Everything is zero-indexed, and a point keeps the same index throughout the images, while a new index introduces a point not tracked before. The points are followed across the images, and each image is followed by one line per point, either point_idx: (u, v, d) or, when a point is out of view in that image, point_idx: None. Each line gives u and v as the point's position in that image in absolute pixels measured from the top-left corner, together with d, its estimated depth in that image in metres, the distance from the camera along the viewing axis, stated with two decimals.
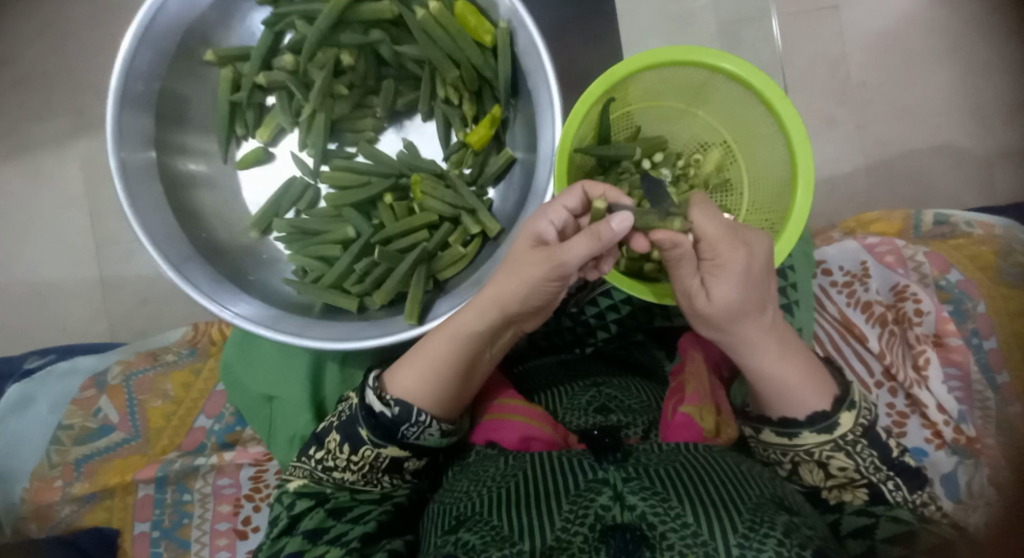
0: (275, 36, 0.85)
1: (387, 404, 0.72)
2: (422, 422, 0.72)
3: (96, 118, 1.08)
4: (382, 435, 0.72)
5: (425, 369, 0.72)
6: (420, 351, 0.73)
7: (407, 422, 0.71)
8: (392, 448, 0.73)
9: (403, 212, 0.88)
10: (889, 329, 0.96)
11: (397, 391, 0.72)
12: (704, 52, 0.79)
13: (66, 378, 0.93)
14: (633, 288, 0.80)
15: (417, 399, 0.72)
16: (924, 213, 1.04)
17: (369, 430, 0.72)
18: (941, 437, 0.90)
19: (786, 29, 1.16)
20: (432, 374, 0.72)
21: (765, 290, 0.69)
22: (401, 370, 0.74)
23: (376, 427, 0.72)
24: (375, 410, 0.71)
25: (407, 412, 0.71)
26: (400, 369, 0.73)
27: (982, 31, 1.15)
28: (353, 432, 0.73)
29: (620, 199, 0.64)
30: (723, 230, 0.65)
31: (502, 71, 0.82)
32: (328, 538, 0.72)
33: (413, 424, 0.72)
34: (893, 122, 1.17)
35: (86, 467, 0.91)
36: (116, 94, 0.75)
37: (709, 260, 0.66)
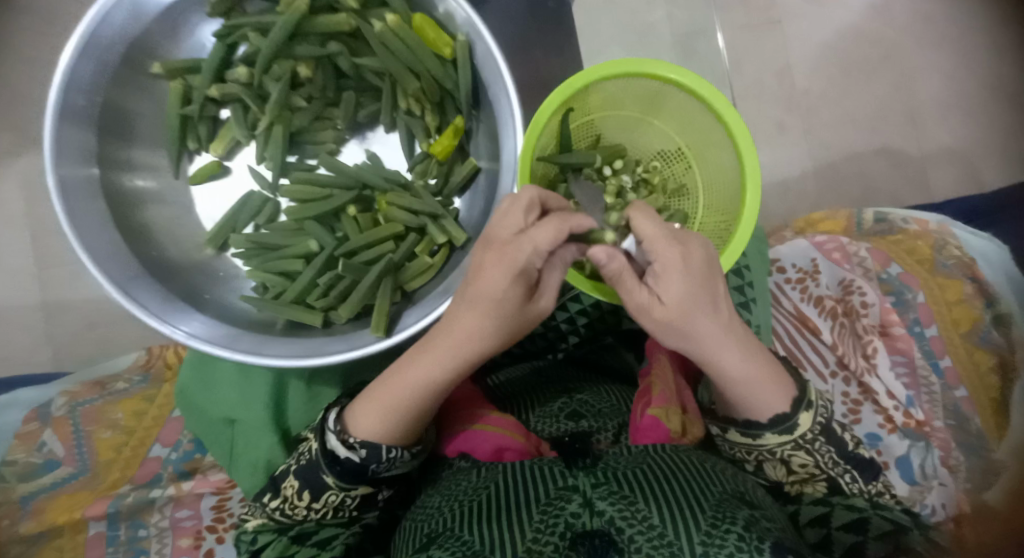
0: (228, 48, 0.83)
1: (352, 448, 0.69)
2: (391, 457, 0.71)
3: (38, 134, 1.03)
4: (348, 478, 0.71)
5: (390, 407, 0.69)
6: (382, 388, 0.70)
7: (376, 461, 0.70)
8: (360, 489, 0.73)
9: (367, 224, 0.86)
10: (840, 321, 1.00)
11: (362, 432, 0.70)
12: (654, 64, 0.82)
13: (4, 411, 0.87)
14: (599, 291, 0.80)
15: (383, 436, 0.70)
16: (864, 213, 1.10)
17: (335, 477, 0.70)
18: (892, 421, 0.94)
19: (733, 41, 1.22)
20: (398, 413, 0.70)
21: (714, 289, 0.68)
22: (361, 408, 0.71)
23: (343, 473, 0.70)
24: (340, 457, 0.69)
25: (375, 453, 0.70)
26: (362, 411, 0.70)
27: (913, 40, 1.23)
28: (316, 480, 0.71)
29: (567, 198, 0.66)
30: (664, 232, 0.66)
31: (464, 82, 0.82)
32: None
33: (381, 462, 0.71)
34: (835, 127, 1.24)
35: (32, 505, 0.85)
36: (54, 108, 0.72)
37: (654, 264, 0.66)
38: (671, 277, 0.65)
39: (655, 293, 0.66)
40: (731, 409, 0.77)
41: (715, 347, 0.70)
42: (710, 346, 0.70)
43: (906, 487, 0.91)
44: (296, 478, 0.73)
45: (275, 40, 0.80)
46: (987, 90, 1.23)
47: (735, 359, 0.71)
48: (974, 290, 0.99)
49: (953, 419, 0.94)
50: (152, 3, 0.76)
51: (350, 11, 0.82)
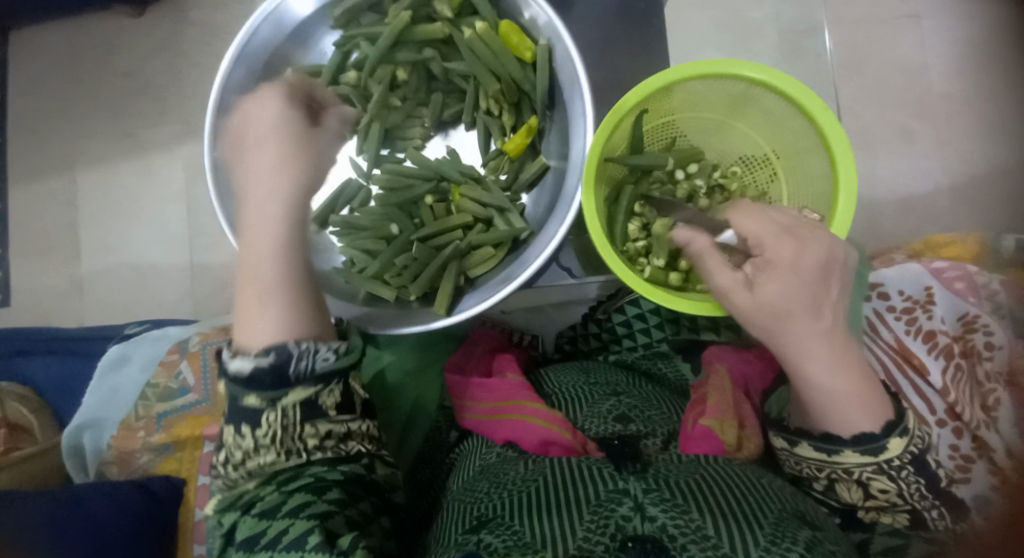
0: (343, 55, 0.96)
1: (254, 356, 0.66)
2: (305, 348, 0.67)
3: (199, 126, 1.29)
4: (271, 385, 0.66)
5: (262, 301, 0.70)
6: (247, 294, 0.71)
7: (291, 362, 0.66)
8: (291, 395, 0.67)
9: (441, 212, 0.95)
10: (955, 362, 0.86)
11: (258, 341, 0.67)
12: (739, 64, 0.78)
13: (155, 343, 1.11)
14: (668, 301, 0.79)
15: (282, 338, 0.67)
16: (1004, 241, 0.94)
17: (256, 393, 0.66)
18: (1011, 485, 0.76)
19: (853, 40, 1.13)
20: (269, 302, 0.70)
21: (820, 291, 0.64)
22: (247, 324, 0.69)
23: (260, 383, 0.66)
24: (248, 368, 0.66)
25: (282, 352, 0.66)
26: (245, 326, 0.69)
27: None
28: (246, 410, 0.67)
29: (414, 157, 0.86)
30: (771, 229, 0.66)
31: (540, 85, 0.87)
32: (265, 544, 0.65)
33: (296, 357, 0.67)
34: (986, 138, 1.09)
35: (165, 421, 1.04)
36: (213, 104, 0.89)
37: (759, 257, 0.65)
38: (771, 268, 0.63)
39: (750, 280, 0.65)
40: (809, 420, 0.70)
41: (808, 351, 0.65)
42: (800, 349, 0.65)
43: None
44: (231, 423, 0.69)
45: (380, 47, 0.91)
46: None
47: (828, 369, 0.65)
48: None
49: None
50: (289, 19, 0.92)
51: (445, 21, 0.91)
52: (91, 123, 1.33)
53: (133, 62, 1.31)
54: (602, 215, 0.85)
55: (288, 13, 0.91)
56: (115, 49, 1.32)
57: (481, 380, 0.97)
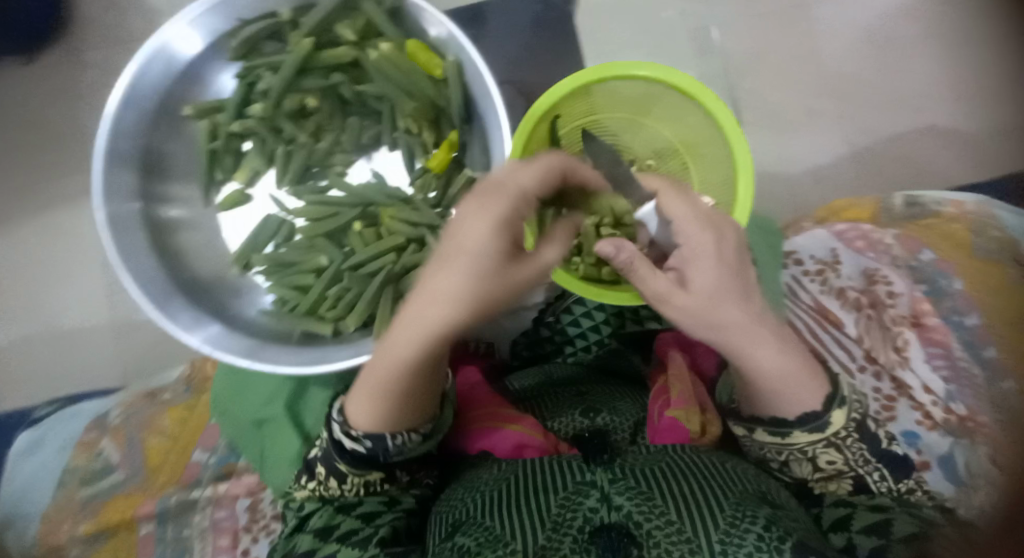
0: (247, 87, 0.92)
1: (359, 439, 0.73)
2: (398, 442, 0.73)
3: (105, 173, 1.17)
4: (361, 464, 0.75)
5: (376, 398, 0.69)
6: (367, 382, 0.70)
7: (384, 451, 0.73)
8: (374, 474, 0.77)
9: (371, 238, 0.91)
10: (865, 314, 0.94)
11: (362, 424, 0.72)
12: (642, 64, 0.84)
13: (73, 418, 1.00)
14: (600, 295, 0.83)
15: (378, 427, 0.71)
16: (893, 199, 1.05)
17: (347, 463, 0.75)
18: (931, 418, 0.85)
19: (748, 32, 1.22)
20: (386, 405, 0.69)
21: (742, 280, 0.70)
22: (354, 402, 0.72)
23: (354, 461, 0.75)
24: (347, 447, 0.73)
25: (377, 444, 0.72)
26: (355, 405, 0.72)
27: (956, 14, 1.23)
28: (333, 465, 0.76)
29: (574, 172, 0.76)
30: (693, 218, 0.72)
31: (455, 98, 0.87)
32: (336, 536, 0.76)
33: (388, 450, 0.74)
34: (878, 108, 1.22)
35: (90, 506, 0.95)
36: (103, 151, 0.82)
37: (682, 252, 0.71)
38: (698, 261, 0.69)
39: (680, 278, 0.69)
40: (758, 407, 0.75)
41: (751, 339, 0.69)
42: (743, 338, 0.69)
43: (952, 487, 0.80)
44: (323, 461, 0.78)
45: (285, 76, 0.88)
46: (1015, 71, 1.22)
47: (770, 356, 0.70)
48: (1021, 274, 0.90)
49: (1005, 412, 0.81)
50: (179, 58, 0.87)
51: (349, 44, 0.90)
52: None
53: (28, 109, 1.19)
54: None
55: (176, 53, 0.86)
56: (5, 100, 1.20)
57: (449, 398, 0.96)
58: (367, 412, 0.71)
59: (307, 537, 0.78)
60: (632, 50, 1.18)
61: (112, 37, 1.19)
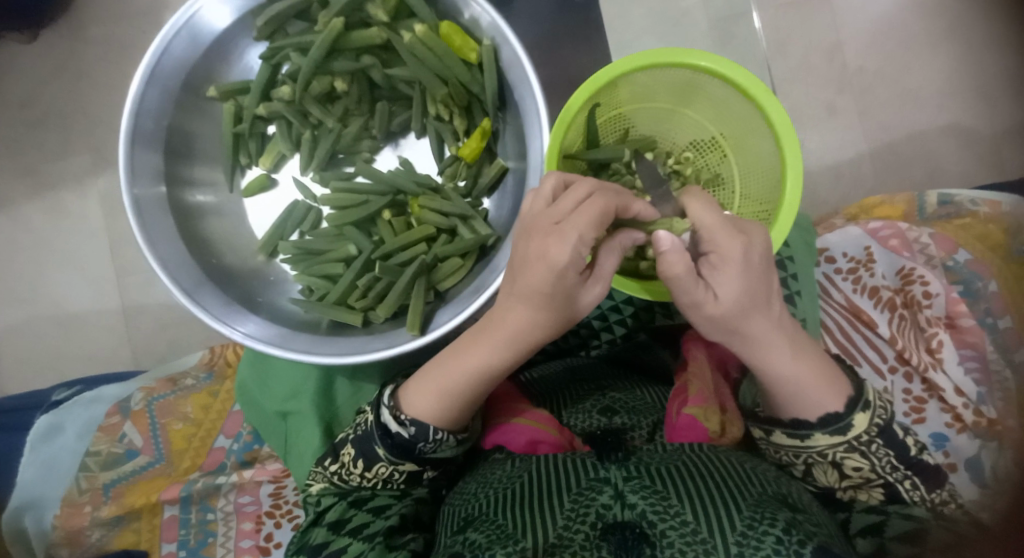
0: (272, 68, 0.89)
1: (403, 424, 0.73)
2: (438, 438, 0.74)
3: (113, 153, 1.16)
4: (398, 453, 0.74)
5: (444, 393, 0.72)
6: (436, 373, 0.73)
7: (424, 440, 0.73)
8: (407, 465, 0.76)
9: (401, 227, 0.91)
10: (899, 313, 0.94)
11: (412, 412, 0.73)
12: (685, 52, 0.80)
13: (92, 405, 0.98)
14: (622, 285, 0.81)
15: (433, 419, 0.73)
16: (927, 196, 1.03)
17: (386, 449, 0.74)
18: (961, 420, 0.88)
19: (776, 23, 1.19)
20: (456, 401, 0.72)
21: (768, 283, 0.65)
22: (414, 389, 0.74)
23: (393, 447, 0.74)
24: (391, 430, 0.73)
25: (423, 432, 0.72)
26: (415, 395, 0.73)
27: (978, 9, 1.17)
28: (370, 450, 0.75)
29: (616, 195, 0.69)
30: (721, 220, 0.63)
31: (489, 86, 0.85)
32: (349, 529, 0.76)
33: (429, 442, 0.73)
34: (897, 105, 1.20)
35: (113, 490, 0.95)
36: (127, 133, 0.80)
37: (710, 256, 0.62)
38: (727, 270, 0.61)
39: (711, 288, 0.62)
40: (777, 409, 0.73)
41: (766, 347, 0.67)
42: (759, 345, 0.66)
43: (977, 490, 0.84)
44: (354, 447, 0.78)
45: (313, 58, 0.85)
46: None
47: (788, 362, 0.68)
48: None
49: None
50: (206, 33, 0.83)
51: (381, 25, 0.86)
52: None
53: (30, 88, 1.16)
54: None
55: (205, 24, 0.82)
56: (9, 79, 1.16)
57: None
58: (427, 403, 0.73)
59: (321, 529, 0.77)
60: (644, 42, 1.17)
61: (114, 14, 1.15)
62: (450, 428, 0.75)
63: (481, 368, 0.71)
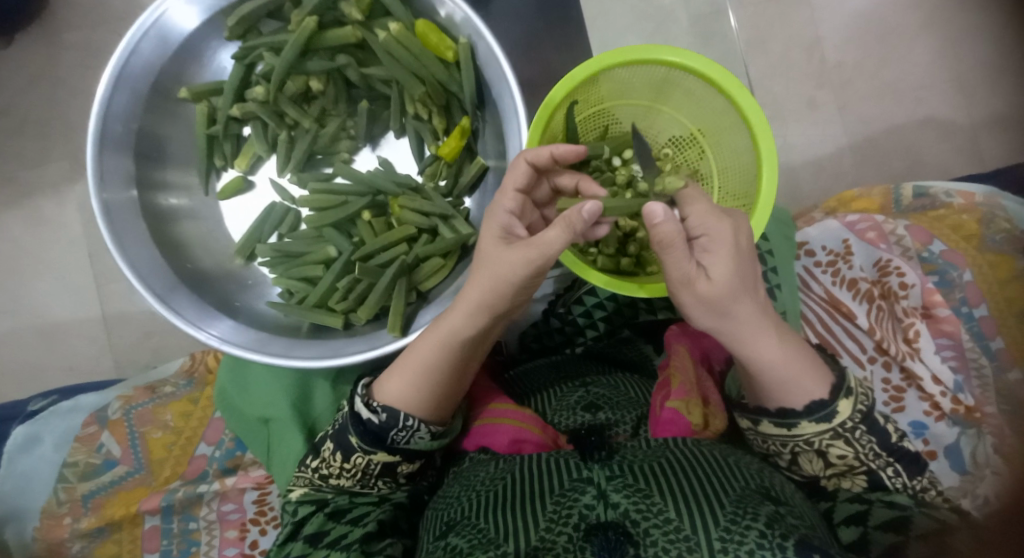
0: (246, 69, 0.87)
1: (375, 411, 0.72)
2: (410, 426, 0.72)
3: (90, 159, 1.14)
4: (370, 441, 0.72)
5: (417, 375, 0.73)
6: (409, 358, 0.74)
7: (395, 427, 0.72)
8: (380, 453, 0.73)
9: (382, 227, 0.89)
10: (877, 304, 0.96)
11: (385, 399, 0.73)
12: (657, 49, 0.80)
13: (68, 416, 0.96)
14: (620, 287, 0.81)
15: (411, 404, 0.73)
16: (903, 188, 1.05)
17: (358, 437, 0.72)
18: (940, 408, 0.90)
19: (755, 20, 1.20)
20: (428, 380, 0.73)
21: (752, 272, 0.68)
22: (391, 375, 0.75)
23: (365, 434, 0.72)
24: (362, 417, 0.72)
25: (393, 418, 0.71)
26: (388, 379, 0.74)
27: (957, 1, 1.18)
28: (345, 441, 0.74)
29: (591, 188, 0.76)
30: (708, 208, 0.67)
31: (466, 84, 0.84)
32: (327, 542, 0.74)
33: (401, 430, 0.72)
34: (875, 99, 1.21)
35: (92, 502, 0.93)
36: (95, 137, 0.78)
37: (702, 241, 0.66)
38: (718, 248, 0.64)
39: (703, 266, 0.65)
40: (762, 397, 0.73)
41: (754, 332, 0.68)
42: (748, 331, 0.68)
43: (956, 477, 0.87)
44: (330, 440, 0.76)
45: (286, 58, 0.83)
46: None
47: (773, 347, 0.69)
48: None
49: (1010, 404, 0.87)
50: (175, 34, 0.82)
51: (355, 24, 0.85)
52: None
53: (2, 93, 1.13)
54: None
55: (172, 26, 0.80)
56: None
57: None
58: (403, 388, 0.73)
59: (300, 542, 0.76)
60: (626, 41, 1.17)
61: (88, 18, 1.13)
62: (427, 418, 0.74)
63: (447, 338, 0.72)
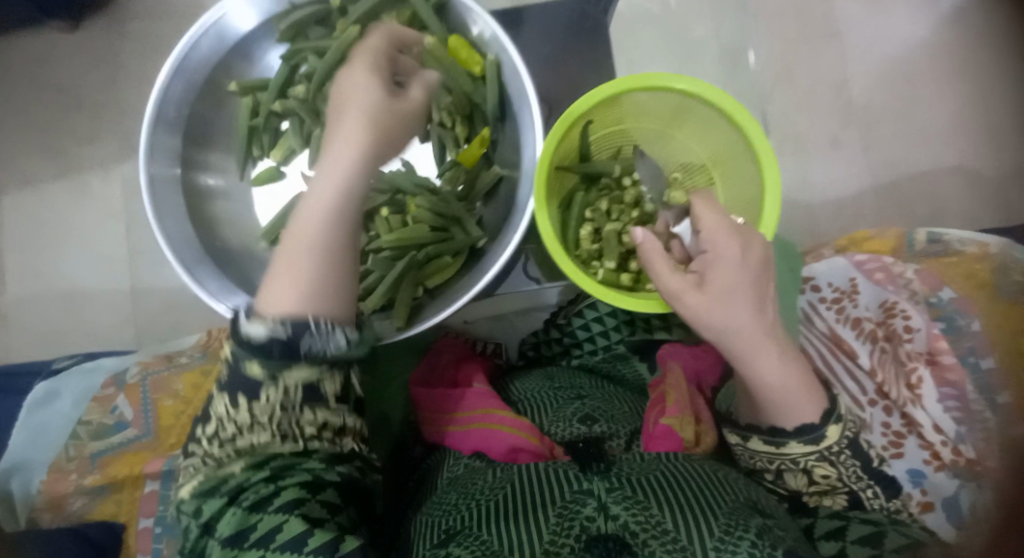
0: (291, 69, 0.95)
1: (268, 326, 0.58)
2: (325, 328, 0.59)
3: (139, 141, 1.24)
4: (280, 358, 0.58)
5: (311, 272, 0.62)
6: (294, 259, 0.63)
7: (308, 332, 0.58)
8: (297, 370, 0.59)
9: (397, 225, 0.94)
10: (879, 346, 0.97)
11: (278, 310, 0.60)
12: (672, 77, 0.83)
13: (90, 375, 1.04)
14: (628, 302, 0.82)
15: (308, 312, 0.60)
16: (916, 233, 1.05)
17: (259, 364, 0.58)
18: (940, 459, 0.87)
19: (783, 59, 1.26)
20: (322, 275, 0.62)
21: (761, 288, 0.70)
22: (276, 287, 0.62)
23: (269, 358, 0.58)
24: (256, 339, 0.57)
25: (303, 325, 0.58)
26: (273, 292, 0.61)
27: (990, 51, 1.21)
28: (244, 375, 0.59)
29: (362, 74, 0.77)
30: (725, 227, 0.72)
31: (491, 97, 0.90)
32: (255, 541, 0.57)
33: (315, 333, 0.59)
34: (902, 141, 1.24)
35: (99, 460, 0.97)
36: (150, 117, 0.85)
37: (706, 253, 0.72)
38: (719, 263, 0.70)
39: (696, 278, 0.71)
40: (757, 415, 0.75)
41: (756, 348, 0.69)
42: (747, 346, 0.69)
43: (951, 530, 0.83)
44: (225, 393, 0.61)
45: (329, 60, 0.91)
46: None
47: (774, 366, 0.70)
48: None
49: None
50: (232, 34, 0.90)
51: None
52: (25, 140, 1.25)
53: (69, 75, 1.24)
54: (556, 225, 0.89)
55: (231, 27, 0.89)
56: (52, 64, 1.25)
57: (446, 392, 0.96)
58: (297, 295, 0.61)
59: (215, 546, 0.58)
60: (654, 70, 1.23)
61: (154, 14, 1.25)
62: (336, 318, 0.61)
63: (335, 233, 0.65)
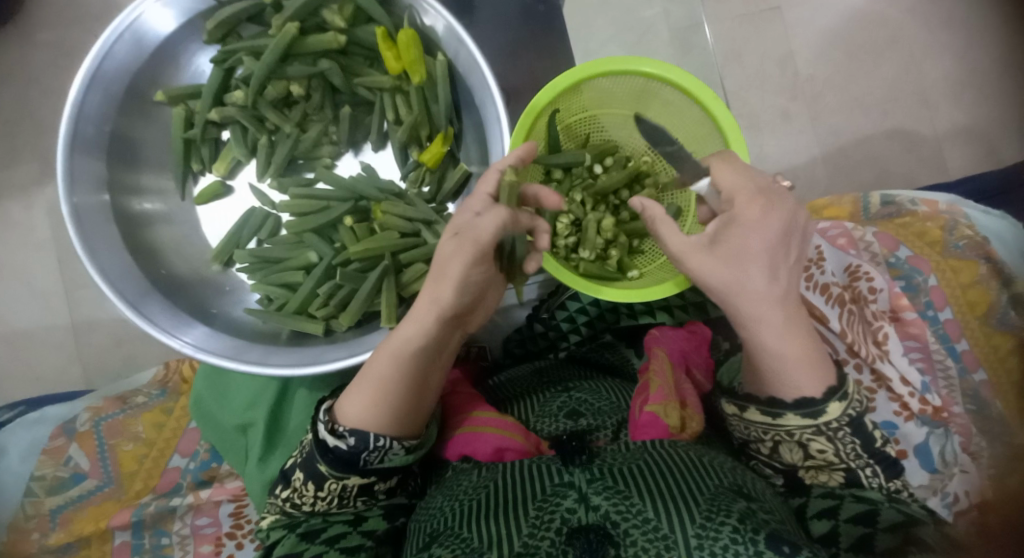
0: (225, 72, 0.86)
1: (342, 437, 0.69)
2: (381, 445, 0.70)
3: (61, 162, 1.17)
4: (343, 466, 0.70)
5: (375, 392, 0.69)
6: (366, 376, 0.70)
7: (366, 450, 0.69)
8: (353, 479, 0.71)
9: (364, 233, 0.88)
10: (848, 308, 0.97)
11: (350, 421, 0.69)
12: (634, 60, 0.81)
13: (34, 427, 0.94)
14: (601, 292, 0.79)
15: (370, 425, 0.69)
16: (871, 197, 1.10)
17: (328, 465, 0.70)
18: (909, 409, 0.91)
19: (731, 34, 1.26)
20: (387, 402, 0.69)
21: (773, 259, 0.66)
22: (348, 397, 0.71)
23: (335, 461, 0.70)
24: (330, 445, 0.69)
25: (363, 440, 0.69)
26: (346, 401, 0.70)
27: (922, 18, 1.27)
28: (314, 470, 0.71)
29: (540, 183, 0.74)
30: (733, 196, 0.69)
31: (444, 95, 0.85)
32: None
33: (372, 450, 0.70)
34: (846, 109, 1.27)
35: (61, 517, 0.91)
36: (66, 139, 0.76)
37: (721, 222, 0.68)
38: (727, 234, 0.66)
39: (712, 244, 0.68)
40: (757, 386, 0.71)
41: (759, 315, 0.66)
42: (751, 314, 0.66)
43: (926, 475, 0.90)
44: (299, 472, 0.73)
45: (267, 62, 0.83)
46: (1005, 67, 1.26)
47: (778, 336, 0.67)
48: (988, 270, 0.97)
49: (976, 405, 0.93)
50: (151, 36, 0.80)
51: (338, 30, 0.84)
52: None
53: None
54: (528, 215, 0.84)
55: (148, 29, 0.79)
56: None
57: None
58: (361, 407, 0.69)
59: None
60: (607, 51, 1.23)
61: (68, 22, 1.17)
62: (396, 433, 0.71)
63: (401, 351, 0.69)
